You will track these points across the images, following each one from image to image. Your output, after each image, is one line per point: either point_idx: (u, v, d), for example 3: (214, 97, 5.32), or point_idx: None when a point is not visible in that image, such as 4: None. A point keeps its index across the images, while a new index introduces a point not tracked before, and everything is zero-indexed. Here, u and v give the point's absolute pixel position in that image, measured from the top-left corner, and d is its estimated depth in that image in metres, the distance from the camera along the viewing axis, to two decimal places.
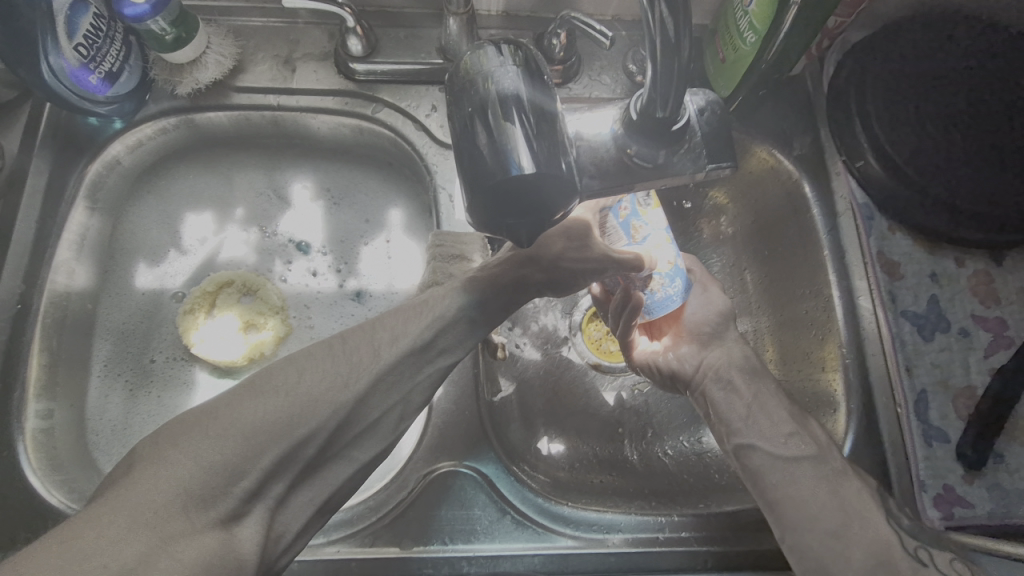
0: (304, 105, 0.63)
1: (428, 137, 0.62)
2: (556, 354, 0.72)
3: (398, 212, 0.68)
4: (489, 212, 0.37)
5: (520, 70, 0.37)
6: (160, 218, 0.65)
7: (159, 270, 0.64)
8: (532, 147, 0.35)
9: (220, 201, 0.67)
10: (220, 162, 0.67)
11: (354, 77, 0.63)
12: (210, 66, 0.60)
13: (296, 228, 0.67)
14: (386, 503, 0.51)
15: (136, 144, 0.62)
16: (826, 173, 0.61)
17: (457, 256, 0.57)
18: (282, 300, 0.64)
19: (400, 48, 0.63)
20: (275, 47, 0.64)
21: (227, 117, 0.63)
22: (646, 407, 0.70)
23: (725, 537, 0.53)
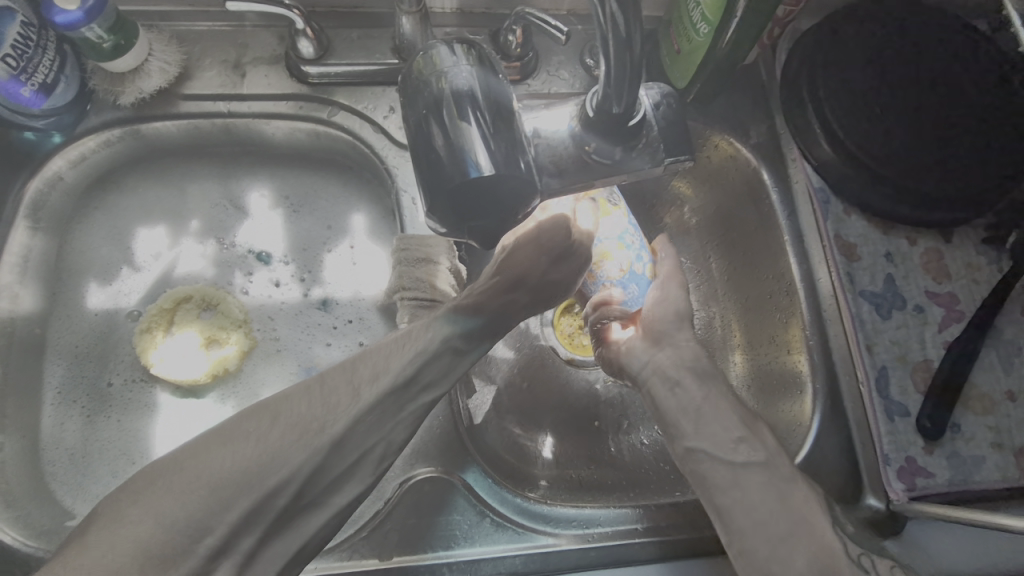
0: (256, 110, 0.61)
1: (388, 139, 0.61)
2: (529, 351, 0.72)
3: (362, 216, 0.66)
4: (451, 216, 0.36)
5: (474, 68, 0.37)
6: (110, 234, 0.62)
7: (112, 289, 0.61)
8: (488, 146, 0.35)
9: (173, 214, 0.64)
10: (171, 172, 0.65)
11: (307, 80, 0.61)
12: (153, 74, 0.58)
13: (256, 238, 0.65)
14: (362, 515, 0.50)
15: (79, 159, 0.59)
16: (782, 160, 0.63)
17: (423, 259, 0.56)
18: (244, 312, 0.62)
19: (353, 49, 0.61)
20: (223, 52, 0.61)
21: (176, 126, 0.61)
22: (622, 399, 0.70)
23: (702, 524, 0.53)
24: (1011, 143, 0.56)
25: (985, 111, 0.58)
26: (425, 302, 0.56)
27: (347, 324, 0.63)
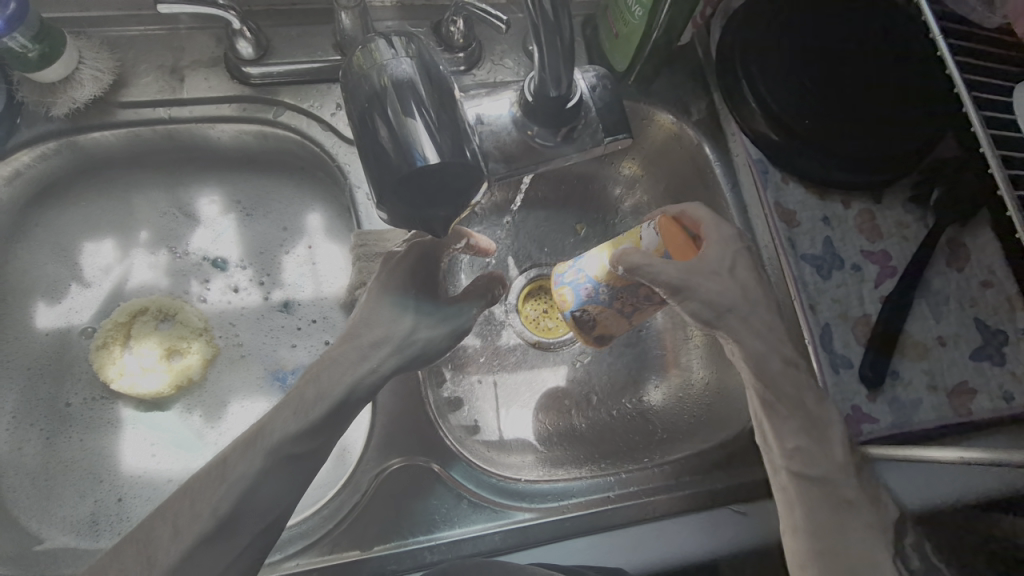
0: (198, 115, 0.60)
1: (337, 136, 0.61)
2: (496, 338, 0.74)
3: (318, 215, 0.66)
4: (403, 207, 0.37)
5: (414, 61, 0.38)
6: (54, 251, 0.61)
7: (62, 307, 0.60)
8: (434, 137, 0.36)
9: (121, 226, 0.63)
10: (115, 183, 0.63)
11: (249, 81, 0.60)
12: (86, 82, 0.56)
13: (211, 244, 0.64)
14: (340, 509, 0.51)
15: (14, 175, 0.57)
16: (722, 134, 0.66)
17: (381, 253, 0.57)
18: (204, 320, 0.61)
19: (294, 47, 0.61)
20: (159, 57, 0.60)
21: (116, 136, 0.59)
22: (588, 376, 0.73)
23: (670, 485, 0.56)
24: (927, 109, 0.60)
25: (913, 74, 0.61)
26: None
27: (312, 323, 0.63)
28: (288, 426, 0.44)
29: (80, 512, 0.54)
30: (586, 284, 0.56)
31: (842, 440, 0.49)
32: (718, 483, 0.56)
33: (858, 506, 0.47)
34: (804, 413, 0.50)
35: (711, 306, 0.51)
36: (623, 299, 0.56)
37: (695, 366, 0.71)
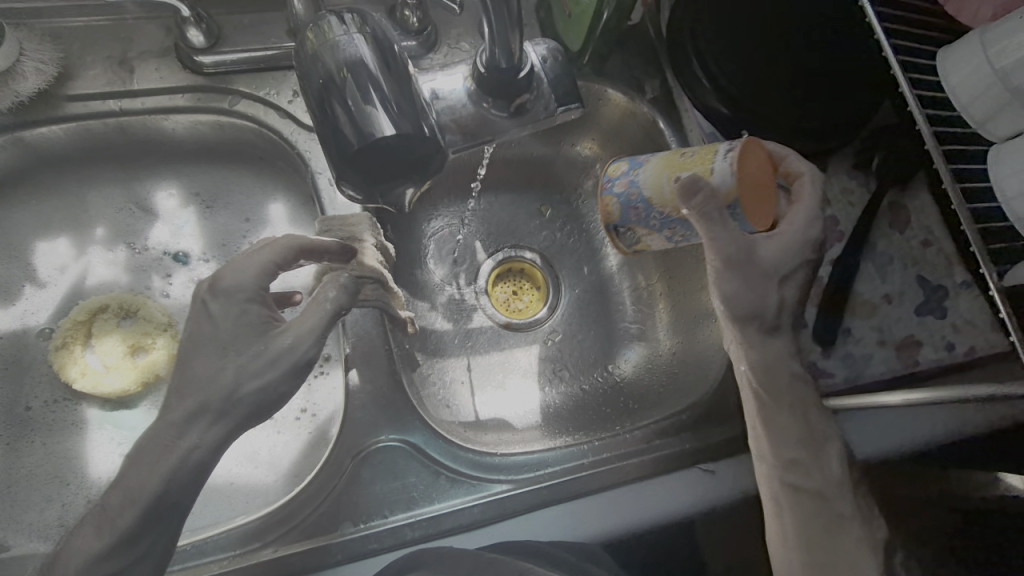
0: (151, 106, 0.59)
1: (295, 123, 0.60)
2: (468, 321, 0.77)
3: (280, 205, 0.66)
4: (363, 181, 0.38)
5: (367, 37, 0.38)
6: (6, 252, 0.59)
7: (17, 309, 0.58)
8: (390, 111, 0.36)
9: (76, 223, 0.61)
10: (67, 179, 0.61)
11: (202, 70, 0.59)
12: (30, 75, 0.55)
13: (172, 239, 0.63)
14: (319, 493, 0.51)
15: None
16: (676, 111, 0.69)
17: (347, 238, 0.57)
18: (168, 315, 0.60)
19: (248, 35, 0.60)
20: (107, 48, 0.59)
21: (65, 130, 0.58)
22: (560, 354, 0.76)
23: (641, 449, 0.57)
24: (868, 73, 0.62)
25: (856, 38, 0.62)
26: None
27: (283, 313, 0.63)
28: (185, 456, 0.46)
29: (47, 516, 0.53)
30: (635, 202, 0.52)
31: (838, 460, 0.50)
32: (688, 444, 0.58)
33: (837, 500, 0.49)
34: (807, 425, 0.50)
35: (756, 314, 0.51)
36: (673, 228, 0.52)
37: (661, 337, 0.74)
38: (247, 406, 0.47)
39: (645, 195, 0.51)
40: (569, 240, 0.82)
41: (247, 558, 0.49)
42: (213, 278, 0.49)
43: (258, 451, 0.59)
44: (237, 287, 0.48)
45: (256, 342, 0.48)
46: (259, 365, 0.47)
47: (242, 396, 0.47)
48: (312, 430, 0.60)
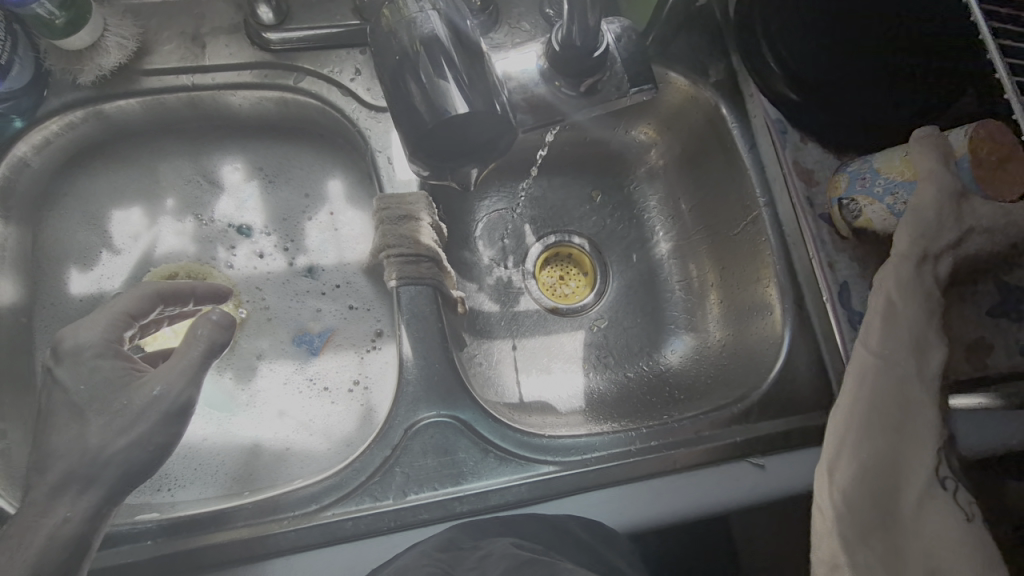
0: (221, 82, 0.60)
1: (357, 101, 0.61)
2: (515, 304, 0.77)
3: (339, 182, 0.67)
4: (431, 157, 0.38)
5: (440, 13, 0.38)
6: (86, 219, 0.62)
7: (94, 274, 0.61)
8: (462, 87, 0.37)
9: (149, 194, 0.64)
10: (142, 151, 0.64)
11: (269, 47, 0.61)
12: (112, 50, 0.57)
13: (237, 212, 0.65)
14: (372, 463, 0.52)
15: (43, 143, 0.58)
16: (742, 98, 0.66)
17: (405, 216, 0.58)
18: (233, 286, 0.63)
19: (315, 13, 0.61)
20: (181, 24, 0.60)
21: (141, 104, 0.60)
22: (606, 341, 0.76)
23: (691, 439, 0.57)
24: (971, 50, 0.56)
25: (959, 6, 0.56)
26: (410, 258, 0.57)
27: (336, 288, 0.65)
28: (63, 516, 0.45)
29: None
30: (863, 174, 0.56)
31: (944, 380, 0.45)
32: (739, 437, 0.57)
33: (926, 425, 0.43)
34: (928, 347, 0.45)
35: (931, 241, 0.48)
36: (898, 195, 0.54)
37: (712, 329, 0.73)
38: (114, 467, 0.46)
39: (875, 167, 0.56)
40: (619, 226, 0.81)
41: (305, 520, 0.50)
42: (56, 343, 0.48)
43: (313, 420, 0.61)
44: (84, 344, 0.48)
45: (118, 396, 0.47)
46: (122, 423, 0.47)
47: (109, 455, 0.46)
48: (363, 402, 0.61)
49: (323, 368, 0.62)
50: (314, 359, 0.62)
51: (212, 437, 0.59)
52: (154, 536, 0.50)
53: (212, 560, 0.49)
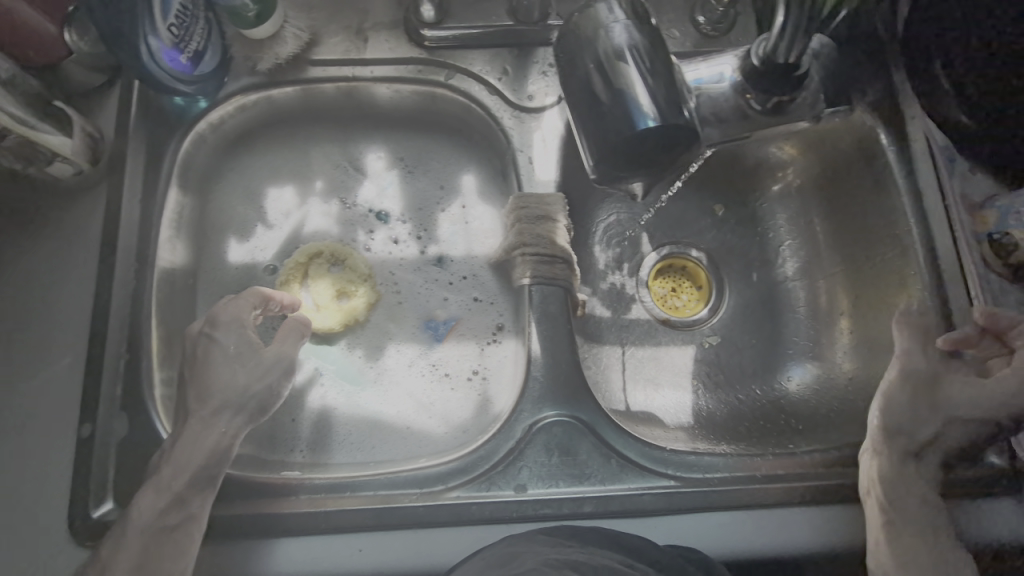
0: (378, 75, 0.64)
1: (503, 100, 0.63)
2: (627, 311, 0.77)
3: (473, 177, 0.69)
4: (617, 159, 0.38)
5: (631, 20, 0.38)
6: (245, 194, 0.67)
7: (249, 245, 0.67)
8: (651, 94, 0.37)
9: (300, 175, 0.69)
10: (298, 135, 0.69)
11: (424, 44, 0.63)
12: (289, 40, 0.62)
13: (377, 199, 0.68)
14: (496, 451, 0.54)
15: (219, 122, 0.64)
16: (901, 119, 0.63)
17: (542, 216, 0.59)
18: (369, 267, 0.66)
19: (472, 12, 0.63)
20: (347, 18, 0.64)
21: (305, 91, 0.64)
22: (718, 359, 0.74)
23: (820, 474, 0.55)
24: None
25: None
26: (545, 259, 0.58)
27: (462, 280, 0.67)
28: (218, 444, 0.51)
29: (262, 428, 0.61)
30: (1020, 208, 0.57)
31: None
32: None
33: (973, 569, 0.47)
34: None
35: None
36: None
37: (840, 359, 0.69)
38: (258, 400, 0.53)
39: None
40: (740, 242, 0.78)
41: (431, 499, 0.53)
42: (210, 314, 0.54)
43: (433, 403, 0.63)
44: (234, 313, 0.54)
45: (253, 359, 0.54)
46: (260, 370, 0.53)
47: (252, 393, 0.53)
48: (481, 392, 0.63)
49: (446, 354, 0.65)
50: (439, 346, 0.65)
51: (342, 408, 0.63)
52: (294, 493, 0.54)
53: (338, 524, 0.52)
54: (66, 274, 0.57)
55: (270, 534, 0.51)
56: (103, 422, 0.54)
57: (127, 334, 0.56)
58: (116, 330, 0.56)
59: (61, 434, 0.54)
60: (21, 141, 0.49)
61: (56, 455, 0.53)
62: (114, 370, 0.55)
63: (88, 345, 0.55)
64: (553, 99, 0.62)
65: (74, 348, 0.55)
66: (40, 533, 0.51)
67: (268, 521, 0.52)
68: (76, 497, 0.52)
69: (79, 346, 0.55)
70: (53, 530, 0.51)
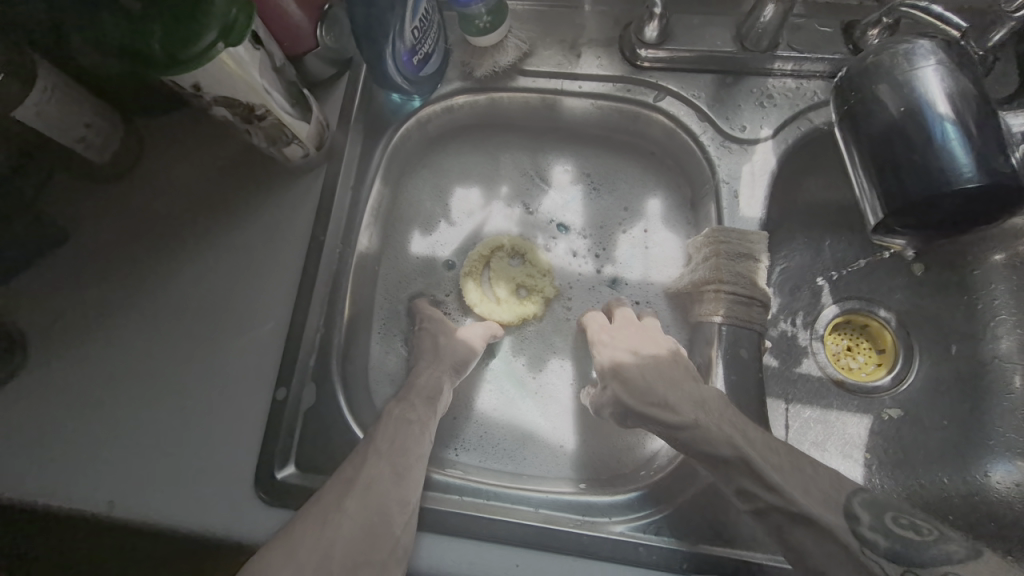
0: (586, 91, 0.64)
1: (713, 128, 0.60)
2: (796, 365, 0.71)
3: (659, 201, 0.67)
4: (914, 176, 0.41)
5: (935, 64, 0.42)
6: (434, 190, 0.70)
7: (431, 239, 0.69)
8: (961, 138, 0.41)
9: (488, 178, 0.70)
10: (490, 141, 0.71)
11: (638, 63, 0.62)
12: (509, 50, 0.62)
13: (559, 212, 0.68)
14: (670, 494, 0.53)
15: (427, 121, 0.67)
16: None
17: (744, 255, 0.56)
18: (549, 264, 0.66)
19: (694, 35, 0.61)
20: (563, 32, 0.64)
21: (510, 99, 0.66)
22: (899, 433, 0.68)
23: None
24: None
25: None
26: (744, 299, 0.55)
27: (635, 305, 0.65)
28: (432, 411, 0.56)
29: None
30: None
31: None
32: None
33: None
34: None
35: None
36: None
37: None
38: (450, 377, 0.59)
39: None
40: (938, 308, 0.71)
41: (594, 529, 0.51)
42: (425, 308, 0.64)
43: (591, 428, 0.61)
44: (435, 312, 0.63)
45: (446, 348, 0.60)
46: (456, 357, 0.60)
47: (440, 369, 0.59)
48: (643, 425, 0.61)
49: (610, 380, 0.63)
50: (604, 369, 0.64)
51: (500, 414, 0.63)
52: (458, 493, 0.55)
53: (497, 535, 0.51)
54: (278, 247, 0.62)
55: (430, 532, 0.51)
56: (295, 389, 0.57)
57: (324, 310, 0.60)
58: (316, 305, 0.59)
59: (257, 395, 0.58)
60: (275, 123, 0.54)
61: (250, 413, 0.57)
62: (310, 342, 0.59)
63: (291, 315, 0.59)
64: (768, 132, 0.59)
65: (277, 316, 0.60)
66: (230, 482, 0.55)
67: (433, 516, 0.52)
68: (266, 454, 0.56)
69: (282, 316, 0.60)
70: (242, 480, 0.55)
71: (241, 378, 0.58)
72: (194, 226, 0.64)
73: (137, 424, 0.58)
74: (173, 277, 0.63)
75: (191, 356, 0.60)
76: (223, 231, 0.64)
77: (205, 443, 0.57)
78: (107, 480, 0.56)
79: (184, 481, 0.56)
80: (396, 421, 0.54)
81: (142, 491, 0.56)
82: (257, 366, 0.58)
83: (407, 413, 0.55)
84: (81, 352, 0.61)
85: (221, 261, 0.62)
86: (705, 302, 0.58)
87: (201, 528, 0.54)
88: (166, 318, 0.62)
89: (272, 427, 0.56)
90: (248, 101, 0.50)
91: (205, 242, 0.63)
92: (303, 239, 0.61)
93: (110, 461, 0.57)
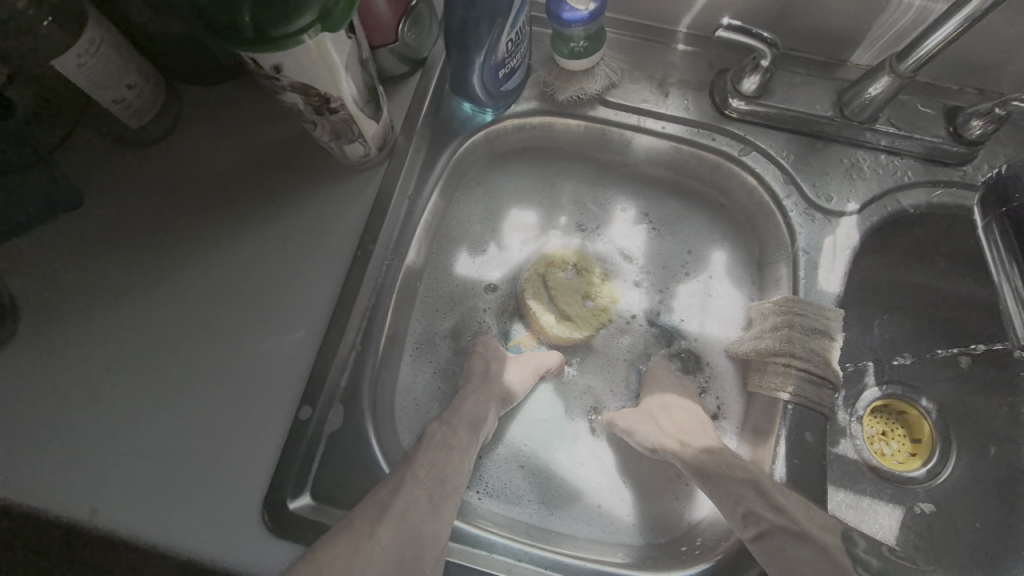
0: (668, 132, 0.60)
1: (797, 193, 0.58)
2: (832, 444, 0.68)
3: (723, 256, 0.64)
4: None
5: None
6: (488, 209, 0.66)
7: (479, 260, 0.64)
8: None
9: (547, 205, 0.66)
10: (554, 166, 0.67)
11: (727, 112, 0.59)
12: (599, 78, 0.59)
13: (618, 252, 0.65)
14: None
15: (494, 136, 0.63)
16: None
17: (820, 331, 0.52)
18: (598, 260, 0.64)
19: (792, 94, 0.58)
20: (652, 68, 0.61)
21: (586, 128, 0.62)
22: (931, 531, 0.64)
23: None
24: None
25: None
26: (815, 379, 0.52)
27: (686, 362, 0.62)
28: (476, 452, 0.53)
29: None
30: None
31: None
32: None
33: None
34: None
35: None
36: None
37: None
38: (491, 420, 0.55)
39: None
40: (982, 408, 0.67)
41: None
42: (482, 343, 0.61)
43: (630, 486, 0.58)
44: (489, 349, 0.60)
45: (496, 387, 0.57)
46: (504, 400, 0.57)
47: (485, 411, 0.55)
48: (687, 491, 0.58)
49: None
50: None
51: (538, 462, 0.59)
52: (488, 549, 0.50)
53: None
54: (319, 248, 0.56)
55: None
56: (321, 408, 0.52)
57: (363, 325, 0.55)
58: (354, 319, 0.54)
59: (276, 409, 0.52)
60: (345, 118, 0.49)
61: (267, 429, 0.52)
62: (343, 359, 0.54)
63: (325, 326, 0.54)
64: (855, 207, 0.57)
65: (308, 325, 0.54)
66: (235, 502, 0.50)
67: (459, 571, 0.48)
68: (279, 476, 0.50)
69: (314, 325, 0.54)
70: (247, 501, 0.50)
71: (259, 388, 0.53)
72: (227, 210, 0.58)
73: (133, 422, 0.52)
74: (195, 264, 0.57)
75: (205, 355, 0.54)
76: (259, 221, 0.58)
77: (210, 455, 0.51)
78: (91, 483, 0.50)
79: (181, 495, 0.50)
80: (436, 449, 0.51)
81: (130, 500, 0.50)
82: (278, 377, 0.53)
83: (449, 438, 0.52)
84: (81, 333, 0.55)
85: (252, 254, 0.57)
86: (769, 374, 0.55)
87: (194, 551, 0.48)
88: (183, 308, 0.55)
89: (291, 447, 0.51)
90: (326, 91, 0.46)
91: (235, 230, 0.58)
92: (348, 245, 0.56)
93: (98, 462, 0.51)
